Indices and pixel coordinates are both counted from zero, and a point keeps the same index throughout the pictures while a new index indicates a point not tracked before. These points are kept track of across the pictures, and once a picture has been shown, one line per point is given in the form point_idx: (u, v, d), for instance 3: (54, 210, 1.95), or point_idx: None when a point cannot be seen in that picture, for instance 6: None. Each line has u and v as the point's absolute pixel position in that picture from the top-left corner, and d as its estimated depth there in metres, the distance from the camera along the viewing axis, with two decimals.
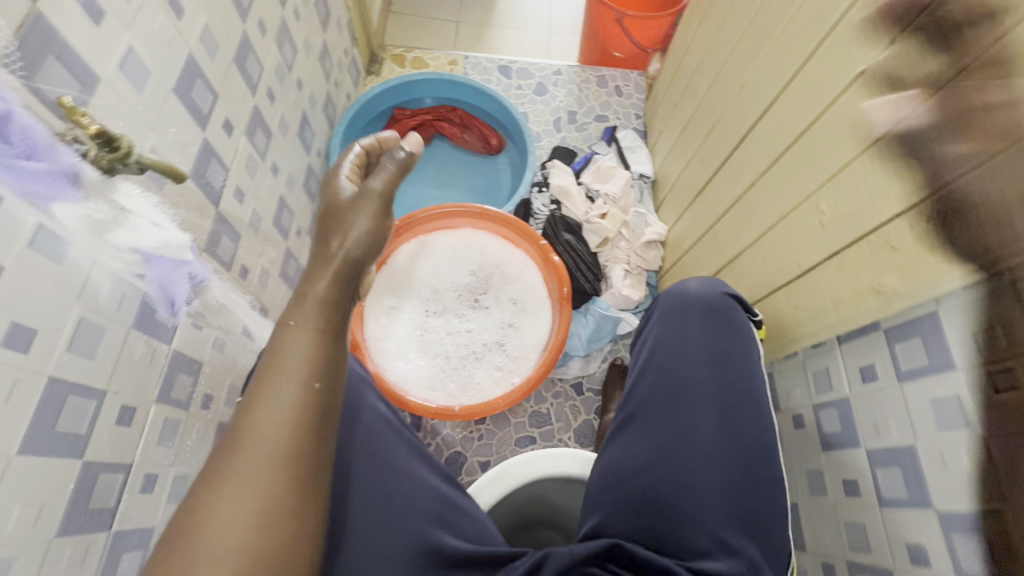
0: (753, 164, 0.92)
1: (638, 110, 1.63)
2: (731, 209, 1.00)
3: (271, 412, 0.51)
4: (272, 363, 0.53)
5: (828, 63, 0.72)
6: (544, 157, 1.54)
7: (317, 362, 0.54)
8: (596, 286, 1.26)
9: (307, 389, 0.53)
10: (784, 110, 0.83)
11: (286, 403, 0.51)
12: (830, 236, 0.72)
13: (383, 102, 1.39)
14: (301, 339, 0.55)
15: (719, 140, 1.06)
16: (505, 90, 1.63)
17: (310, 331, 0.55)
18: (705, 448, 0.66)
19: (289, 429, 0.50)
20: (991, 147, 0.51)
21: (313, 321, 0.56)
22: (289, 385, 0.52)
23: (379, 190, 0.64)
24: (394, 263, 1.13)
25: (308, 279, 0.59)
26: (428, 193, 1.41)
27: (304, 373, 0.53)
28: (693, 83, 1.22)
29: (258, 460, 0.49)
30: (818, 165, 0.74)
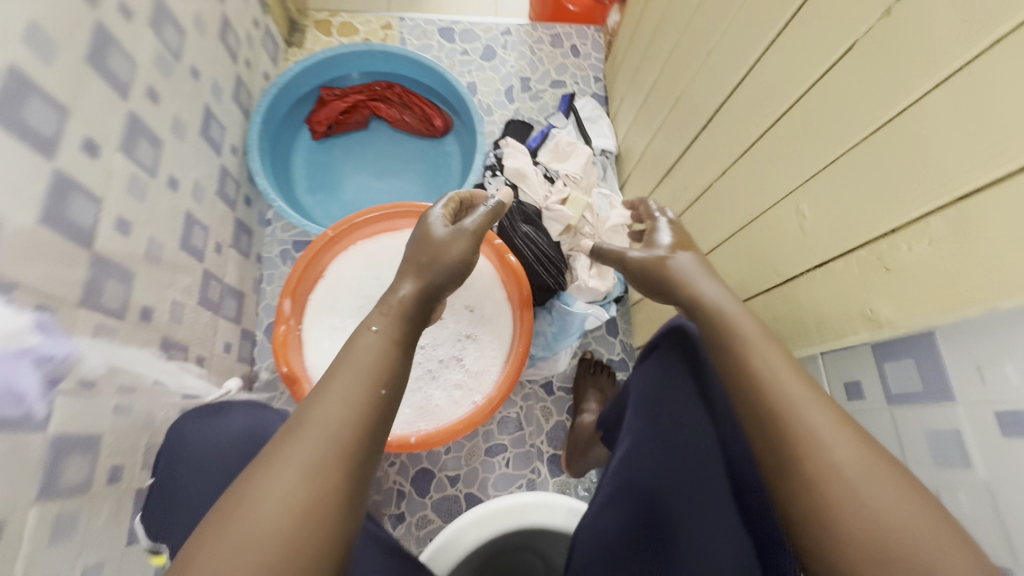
0: (727, 147, 0.80)
1: (598, 72, 1.48)
2: (702, 196, 0.89)
3: (332, 405, 0.48)
4: (342, 360, 0.53)
5: (807, 35, 0.61)
6: (496, 133, 1.39)
7: (388, 368, 0.54)
8: (560, 281, 1.15)
9: (373, 394, 0.51)
10: (762, 86, 0.70)
11: (353, 395, 0.49)
12: (812, 245, 0.62)
13: (308, 82, 1.21)
14: (374, 344, 0.55)
15: (687, 116, 0.93)
16: (448, 56, 1.45)
17: (384, 341, 0.56)
18: (714, 540, 0.56)
19: (352, 424, 0.48)
20: (1010, 161, 0.40)
21: (390, 329, 0.58)
22: (355, 382, 0.51)
23: (472, 228, 0.70)
24: (334, 275, 1.02)
25: (391, 288, 0.63)
26: (370, 185, 1.27)
27: (372, 377, 0.52)
28: (654, 44, 1.08)
29: (308, 450, 0.45)
30: (795, 159, 0.64)
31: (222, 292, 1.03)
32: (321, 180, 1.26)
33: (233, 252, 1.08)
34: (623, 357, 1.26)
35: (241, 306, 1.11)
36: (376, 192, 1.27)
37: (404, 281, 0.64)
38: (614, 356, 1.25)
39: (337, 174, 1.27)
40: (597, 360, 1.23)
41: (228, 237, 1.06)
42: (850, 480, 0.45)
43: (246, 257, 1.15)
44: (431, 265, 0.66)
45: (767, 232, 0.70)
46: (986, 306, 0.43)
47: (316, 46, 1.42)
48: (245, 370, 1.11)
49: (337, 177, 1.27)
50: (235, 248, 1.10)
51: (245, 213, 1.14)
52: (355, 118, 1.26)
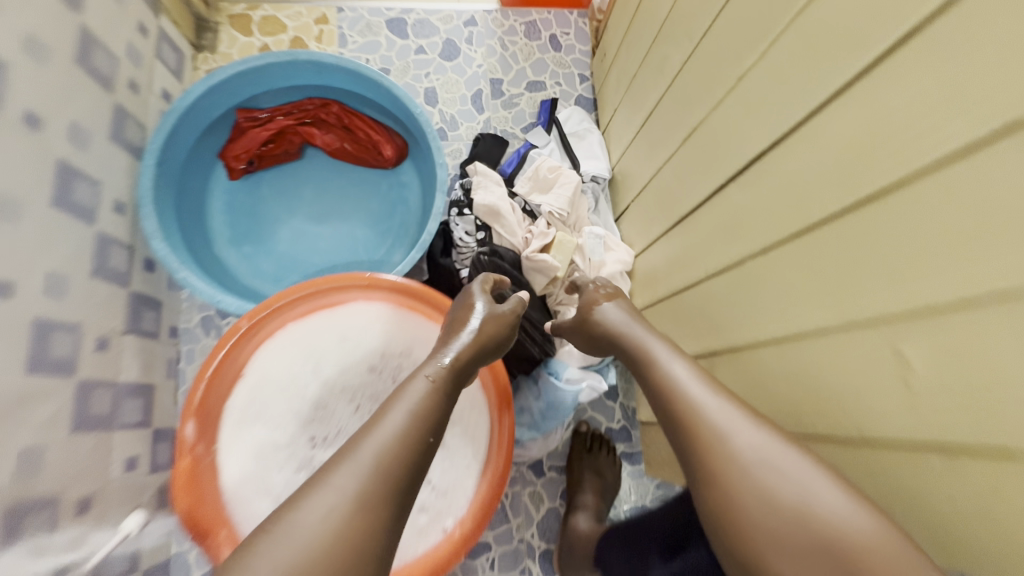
0: (772, 217, 0.57)
1: (584, 70, 1.22)
2: (728, 268, 0.67)
3: (383, 438, 0.51)
4: (395, 396, 0.56)
5: (927, 88, 0.38)
6: (464, 153, 1.15)
7: (433, 413, 0.56)
8: (546, 350, 0.95)
9: (421, 440, 0.53)
10: (836, 148, 0.48)
11: (405, 432, 0.52)
12: (924, 414, 0.41)
13: (217, 104, 0.95)
14: (426, 390, 0.58)
15: (706, 155, 0.71)
16: (400, 55, 1.18)
17: (435, 388, 0.59)
18: None
19: (401, 462, 0.50)
20: None
21: (443, 382, 0.61)
22: (406, 419, 0.53)
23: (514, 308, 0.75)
24: (256, 371, 0.79)
25: (441, 345, 0.68)
26: (310, 231, 1.04)
27: (425, 425, 0.54)
28: (658, 49, 0.83)
29: (354, 481, 0.47)
30: (894, 274, 0.43)
31: (114, 399, 0.80)
32: (246, 229, 1.02)
33: (129, 339, 0.84)
34: (624, 425, 1.06)
35: (149, 403, 0.89)
36: (318, 240, 1.04)
37: (457, 339, 0.68)
38: (614, 425, 1.06)
39: (267, 220, 1.03)
40: (594, 431, 1.04)
41: (120, 323, 0.83)
42: (760, 475, 0.45)
43: (151, 339, 0.91)
44: (485, 333, 0.70)
45: (842, 361, 0.49)
46: None
47: (234, 49, 1.14)
48: (162, 480, 0.89)
49: (267, 223, 1.03)
50: (133, 332, 0.86)
51: (147, 283, 0.90)
52: (283, 147, 1.02)
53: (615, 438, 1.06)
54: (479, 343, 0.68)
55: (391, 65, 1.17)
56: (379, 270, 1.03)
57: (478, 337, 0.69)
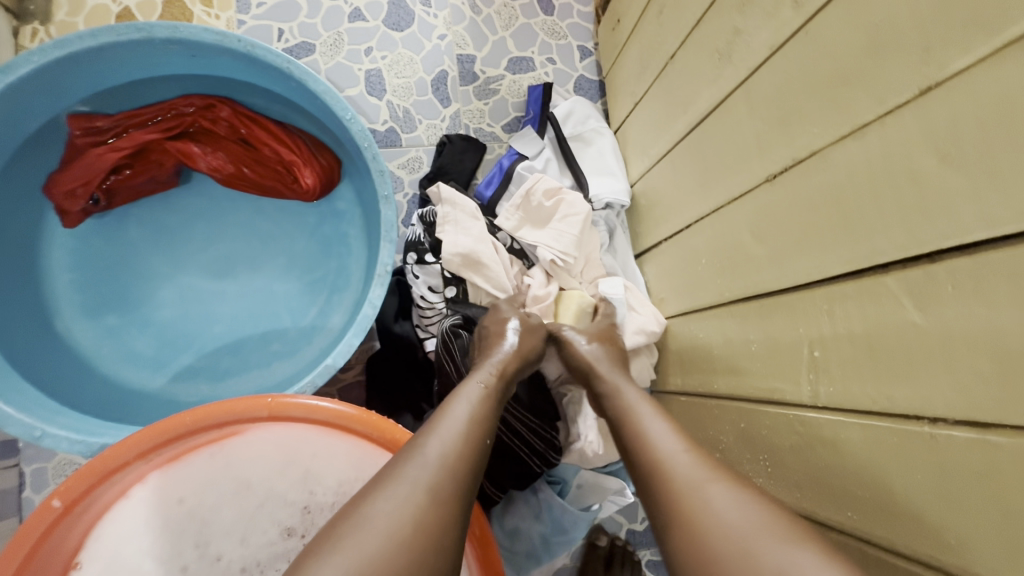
0: (1015, 369, 0.30)
1: (586, 41, 0.89)
2: (871, 419, 0.40)
3: (448, 434, 0.43)
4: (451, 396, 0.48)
5: None
6: (425, 165, 0.83)
7: (495, 419, 0.48)
8: (549, 460, 0.68)
9: (481, 446, 0.44)
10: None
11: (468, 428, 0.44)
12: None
13: (30, 110, 0.61)
14: (483, 398, 0.49)
15: (826, 208, 0.42)
16: (328, 22, 0.83)
17: (491, 398, 0.49)
18: None
19: (467, 460, 0.42)
20: None
21: (496, 389, 0.51)
22: (468, 420, 0.45)
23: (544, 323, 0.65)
24: (98, 559, 0.50)
25: (486, 351, 0.58)
26: (204, 290, 0.72)
27: (480, 427, 0.45)
28: (726, 15, 0.53)
29: (422, 476, 0.39)
30: None
31: None
32: (109, 294, 0.70)
33: None
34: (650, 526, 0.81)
35: None
36: (216, 303, 0.72)
37: (504, 344, 0.58)
38: (638, 526, 0.81)
39: (135, 282, 0.71)
40: (615, 542, 0.78)
41: None
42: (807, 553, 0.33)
43: None
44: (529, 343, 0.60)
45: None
46: None
47: (80, 17, 0.78)
48: None
49: (136, 281, 0.71)
50: None
51: None
52: (148, 173, 0.69)
53: (640, 544, 0.80)
54: (483, 437, 0.44)
55: (317, 38, 0.83)
56: (309, 342, 0.72)
57: (523, 347, 0.59)
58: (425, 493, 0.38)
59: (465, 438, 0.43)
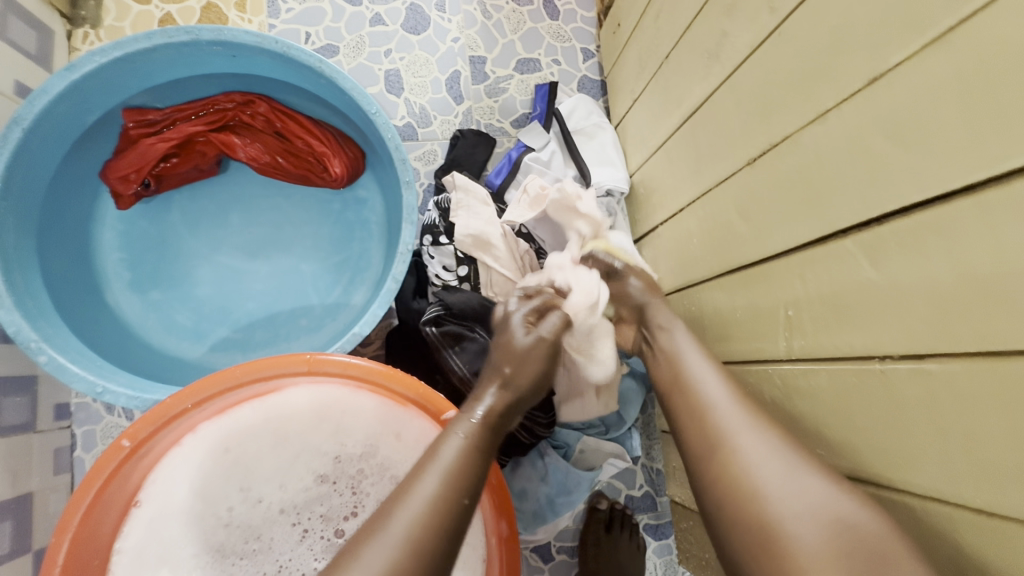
0: (942, 308, 0.36)
1: (589, 42, 0.96)
2: (835, 362, 0.46)
3: (414, 509, 0.42)
4: (425, 463, 0.45)
5: None
6: (440, 157, 0.90)
7: (478, 472, 0.46)
8: (535, 433, 0.74)
9: (457, 503, 0.43)
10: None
11: (435, 495, 0.43)
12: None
13: (91, 104, 0.69)
14: (464, 447, 0.47)
15: (798, 186, 0.49)
16: (351, 26, 0.91)
17: (473, 447, 0.47)
18: None
19: (433, 530, 0.41)
20: None
21: (480, 439, 0.48)
22: (437, 490, 0.43)
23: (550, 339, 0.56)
24: (156, 498, 0.57)
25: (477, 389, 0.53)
26: (237, 269, 0.79)
27: (455, 486, 0.44)
28: (713, 19, 0.59)
29: (378, 560, 0.39)
30: None
31: None
32: (152, 270, 0.77)
33: None
34: (648, 493, 0.86)
35: (23, 523, 0.66)
36: (248, 281, 0.79)
37: (491, 388, 0.52)
38: (636, 492, 0.86)
39: (176, 261, 0.78)
40: (614, 506, 0.84)
41: None
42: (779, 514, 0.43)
43: (22, 435, 0.67)
44: (520, 378, 0.53)
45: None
46: None
47: (126, 21, 0.85)
48: None
49: (176, 261, 0.78)
50: None
51: (8, 360, 0.66)
52: (191, 162, 0.76)
53: (638, 509, 0.86)
54: (457, 497, 0.43)
55: (340, 41, 0.90)
56: (335, 317, 0.78)
57: (513, 383, 0.52)
58: None
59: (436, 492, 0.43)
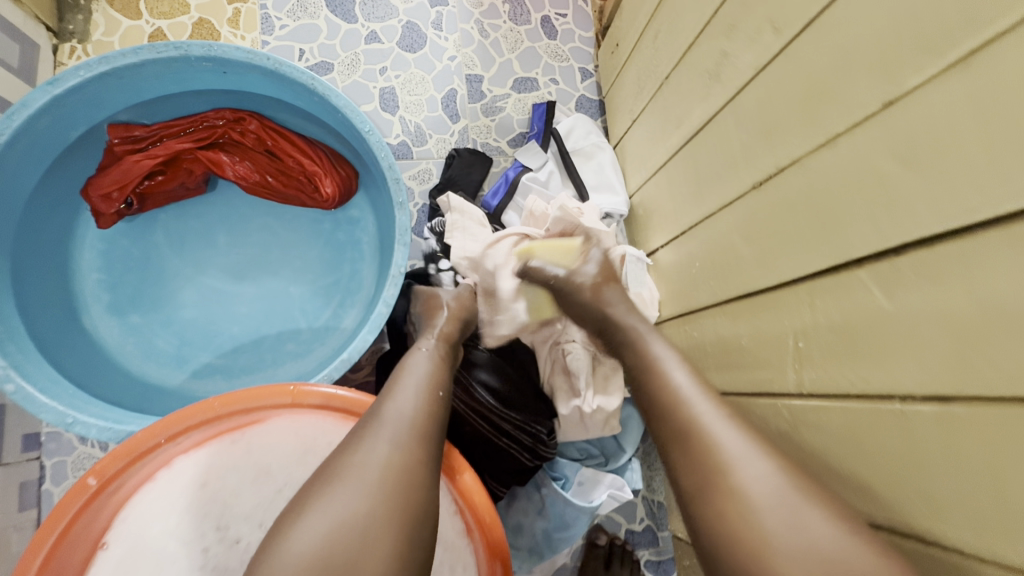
0: (969, 348, 0.34)
1: (587, 62, 0.95)
2: (855, 402, 0.43)
3: (405, 393, 0.48)
4: (400, 369, 0.52)
5: None
6: (435, 177, 0.88)
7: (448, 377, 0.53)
8: (540, 454, 0.70)
9: (433, 394, 0.50)
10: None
11: (420, 388, 0.49)
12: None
13: (73, 121, 0.66)
14: (429, 357, 0.54)
15: (807, 211, 0.46)
16: (346, 43, 0.89)
17: (437, 356, 0.55)
18: None
19: (428, 419, 0.47)
20: None
21: (442, 352, 0.57)
22: (420, 387, 0.49)
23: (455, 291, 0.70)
24: (125, 539, 0.52)
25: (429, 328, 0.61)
26: (224, 291, 0.76)
27: (430, 379, 0.51)
28: (714, 40, 0.58)
29: (383, 437, 0.44)
30: None
31: None
32: (135, 292, 0.74)
33: None
34: (648, 526, 0.82)
35: None
36: (234, 304, 0.76)
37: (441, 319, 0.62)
38: (637, 526, 0.82)
39: (160, 282, 0.75)
40: (614, 541, 0.80)
41: None
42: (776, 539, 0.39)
43: None
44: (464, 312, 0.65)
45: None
46: None
47: (115, 36, 0.83)
48: None
49: (160, 282, 0.75)
50: None
51: None
52: (178, 180, 0.74)
53: (639, 544, 0.82)
54: (434, 388, 0.50)
55: (335, 58, 0.89)
56: (323, 341, 0.75)
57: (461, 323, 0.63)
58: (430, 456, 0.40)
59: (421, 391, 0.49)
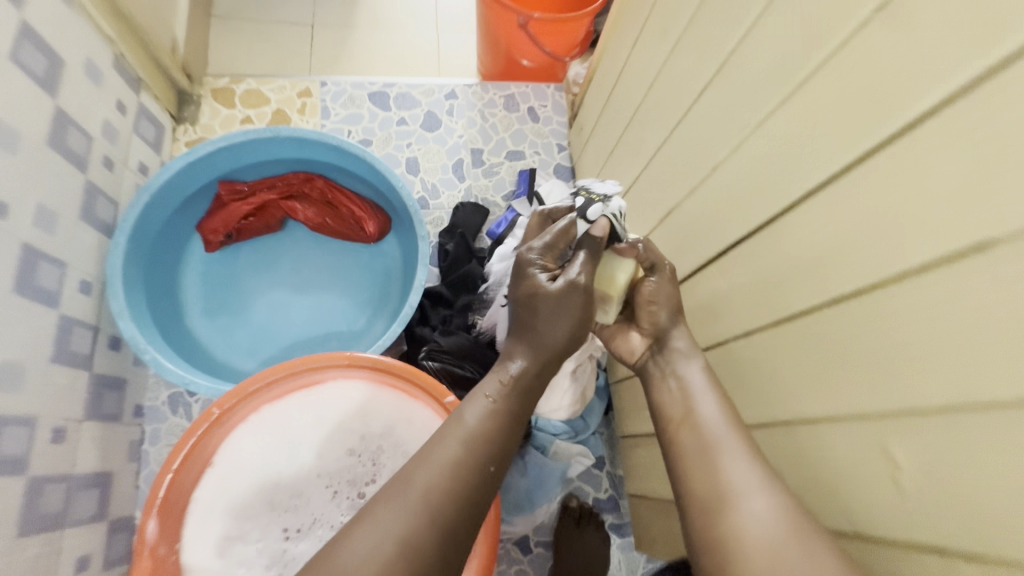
0: (750, 300, 0.60)
1: (562, 139, 1.27)
2: (715, 348, 0.68)
3: (436, 464, 0.50)
4: (451, 428, 0.53)
5: (875, 202, 0.42)
6: (446, 221, 1.17)
7: (501, 436, 0.54)
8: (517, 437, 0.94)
9: (479, 465, 0.51)
10: (795, 259, 0.52)
11: (456, 459, 0.50)
12: (969, 500, 0.37)
13: (196, 177, 0.95)
14: (488, 411, 0.54)
15: (686, 231, 0.73)
16: (382, 126, 1.21)
17: (498, 410, 0.55)
18: None
19: (453, 489, 0.48)
20: None
21: (507, 406, 0.55)
22: (459, 450, 0.51)
23: (565, 289, 0.58)
24: (227, 460, 0.75)
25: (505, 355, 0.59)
26: (287, 302, 1.02)
27: (476, 443, 0.52)
28: (634, 129, 0.88)
29: (399, 523, 0.45)
30: (854, 374, 0.46)
31: (67, 494, 0.74)
32: (224, 301, 0.99)
33: (85, 423, 0.79)
34: (611, 495, 1.03)
35: (106, 495, 0.82)
36: (295, 311, 1.01)
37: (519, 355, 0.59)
38: (602, 495, 1.03)
39: (244, 294, 1.01)
40: (583, 505, 1.01)
41: (80, 410, 0.78)
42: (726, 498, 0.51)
43: (113, 422, 0.86)
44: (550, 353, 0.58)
45: (878, 462, 0.44)
46: None
47: (217, 121, 1.15)
48: None
49: (241, 295, 1.01)
50: (93, 418, 0.81)
51: (112, 363, 0.86)
52: (261, 222, 1.01)
53: (604, 510, 1.02)
54: (476, 458, 0.51)
55: (374, 136, 1.20)
56: (359, 341, 1.00)
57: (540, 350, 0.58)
58: (445, 477, 0.49)
59: (457, 458, 0.50)
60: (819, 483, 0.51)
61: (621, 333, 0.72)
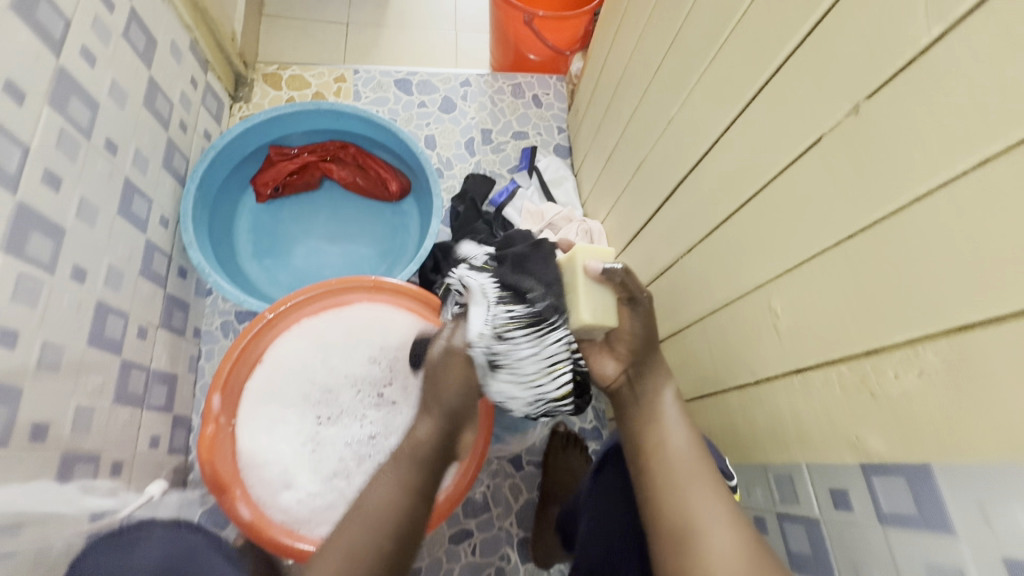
0: (692, 222, 0.75)
1: (562, 123, 1.44)
2: (669, 270, 0.83)
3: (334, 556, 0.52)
4: (347, 516, 0.55)
5: (759, 124, 0.58)
6: (457, 188, 1.34)
7: (400, 514, 0.55)
8: None
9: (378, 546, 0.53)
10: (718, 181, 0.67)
11: (355, 550, 0.52)
12: (817, 325, 0.52)
13: (251, 141, 1.14)
14: (384, 490, 0.56)
15: (650, 180, 0.89)
16: (405, 108, 1.40)
17: (392, 490, 0.56)
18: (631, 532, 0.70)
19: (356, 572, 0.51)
20: (987, 303, 0.36)
21: (408, 477, 0.56)
22: (360, 537, 0.53)
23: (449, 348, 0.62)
24: (273, 359, 0.92)
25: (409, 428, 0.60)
26: (321, 249, 1.20)
27: (370, 526, 0.53)
28: (615, 105, 1.05)
29: None
30: (753, 259, 0.61)
31: (146, 382, 0.92)
32: (269, 246, 1.18)
33: (161, 330, 0.98)
34: (595, 426, 1.19)
35: (173, 392, 1.00)
36: (328, 257, 1.19)
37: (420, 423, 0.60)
38: (587, 425, 1.19)
39: (285, 241, 1.19)
40: (570, 431, 1.16)
41: (157, 318, 0.97)
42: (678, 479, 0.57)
43: (179, 335, 1.04)
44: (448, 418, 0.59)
45: (767, 320, 0.59)
46: (972, 457, 0.38)
47: (266, 100, 1.35)
48: (178, 462, 1.00)
49: (283, 242, 1.19)
50: (166, 328, 0.99)
51: (180, 288, 1.05)
52: (302, 181, 1.20)
53: (588, 437, 1.18)
54: (374, 537, 0.53)
55: (398, 116, 1.38)
56: None
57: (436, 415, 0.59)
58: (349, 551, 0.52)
59: (355, 541, 0.53)
60: (735, 353, 0.66)
61: (600, 364, 0.69)
